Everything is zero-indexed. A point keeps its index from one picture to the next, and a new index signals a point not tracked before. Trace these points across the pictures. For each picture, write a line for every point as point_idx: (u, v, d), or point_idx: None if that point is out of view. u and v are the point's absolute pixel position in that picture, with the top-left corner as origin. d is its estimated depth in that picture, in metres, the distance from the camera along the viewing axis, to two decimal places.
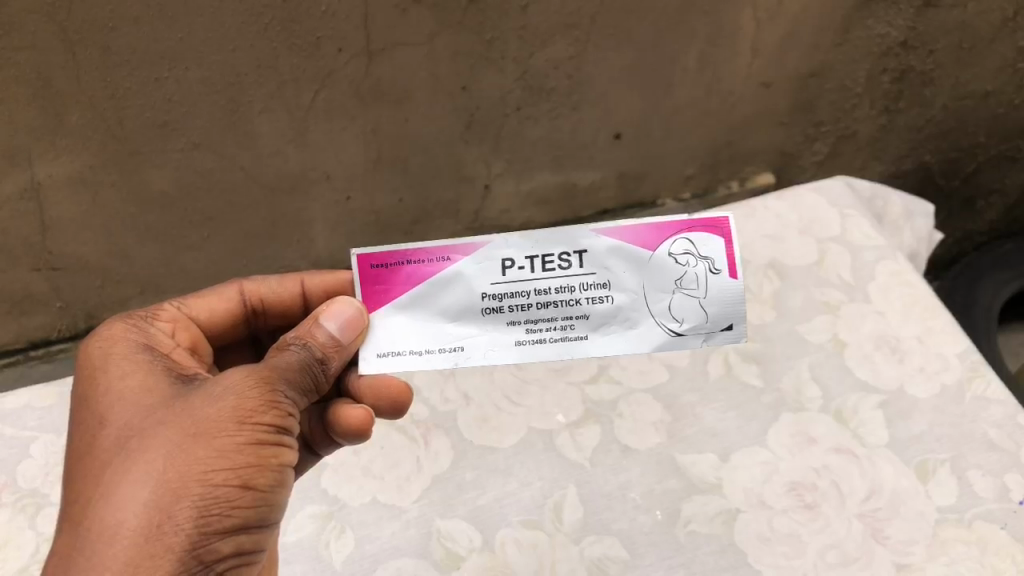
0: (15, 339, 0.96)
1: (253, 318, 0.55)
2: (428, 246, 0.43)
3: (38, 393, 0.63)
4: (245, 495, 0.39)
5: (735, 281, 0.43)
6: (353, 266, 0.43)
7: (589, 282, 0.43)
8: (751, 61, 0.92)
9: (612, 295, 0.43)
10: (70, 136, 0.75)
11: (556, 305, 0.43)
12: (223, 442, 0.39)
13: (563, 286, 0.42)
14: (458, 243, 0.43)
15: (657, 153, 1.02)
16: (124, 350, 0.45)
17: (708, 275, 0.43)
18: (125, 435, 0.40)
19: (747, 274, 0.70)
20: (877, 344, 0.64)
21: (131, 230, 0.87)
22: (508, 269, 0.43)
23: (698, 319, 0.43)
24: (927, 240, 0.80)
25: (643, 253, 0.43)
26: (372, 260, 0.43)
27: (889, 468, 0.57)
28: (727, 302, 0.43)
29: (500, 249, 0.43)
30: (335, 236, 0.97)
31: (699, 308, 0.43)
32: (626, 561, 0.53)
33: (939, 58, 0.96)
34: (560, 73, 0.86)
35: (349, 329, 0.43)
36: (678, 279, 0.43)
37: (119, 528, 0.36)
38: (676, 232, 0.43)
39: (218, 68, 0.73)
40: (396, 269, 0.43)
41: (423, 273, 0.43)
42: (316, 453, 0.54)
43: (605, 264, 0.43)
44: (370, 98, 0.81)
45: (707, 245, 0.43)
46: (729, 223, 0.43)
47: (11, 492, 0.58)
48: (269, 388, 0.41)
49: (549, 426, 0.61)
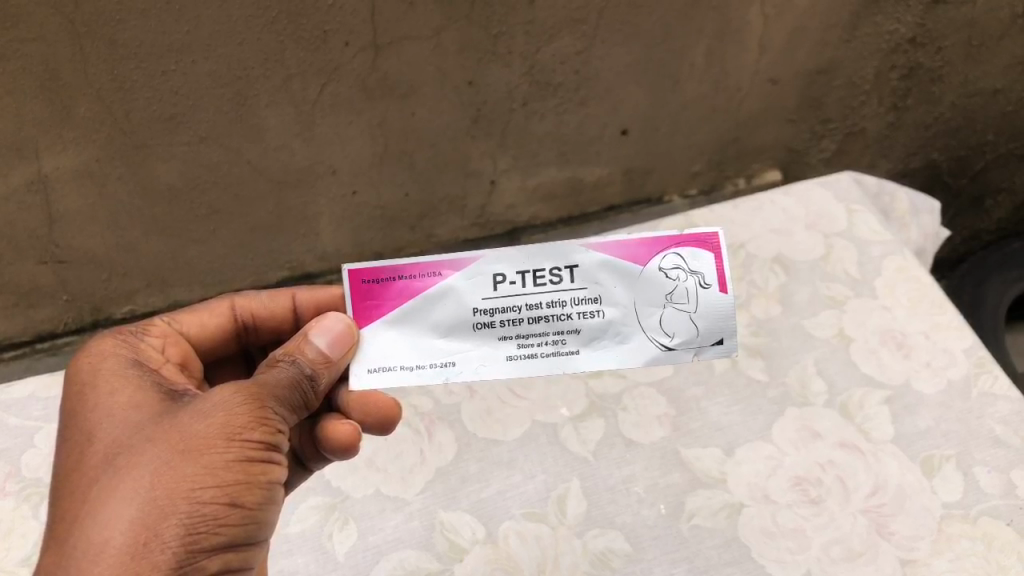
0: (22, 330, 0.97)
1: (244, 334, 0.55)
2: (419, 261, 0.43)
3: (41, 383, 0.63)
4: (233, 513, 0.39)
5: (726, 295, 0.42)
6: (345, 281, 0.43)
7: (580, 297, 0.43)
8: (758, 57, 0.92)
9: (603, 310, 0.43)
10: (76, 129, 0.75)
11: (547, 320, 0.43)
12: (212, 458, 0.39)
13: (555, 301, 0.42)
14: (448, 258, 0.43)
15: (663, 149, 1.02)
16: (113, 364, 0.45)
17: (699, 290, 0.43)
18: (113, 451, 0.40)
19: (753, 268, 0.70)
20: (883, 338, 0.64)
21: (138, 224, 0.87)
22: (500, 284, 0.43)
23: (689, 333, 0.43)
24: (934, 237, 0.79)
25: (634, 267, 0.43)
26: (363, 275, 0.43)
27: (894, 462, 0.57)
28: (718, 316, 0.42)
29: (491, 264, 0.43)
30: (341, 230, 0.97)
31: (690, 323, 0.43)
32: (630, 555, 0.53)
33: (948, 55, 0.95)
34: (567, 68, 0.85)
35: (338, 345, 0.43)
36: (669, 294, 0.43)
37: (104, 546, 0.36)
38: (666, 247, 0.43)
39: (225, 61, 0.73)
40: (388, 284, 0.43)
41: (415, 288, 0.43)
42: (304, 468, 0.53)
43: (595, 278, 0.43)
44: (378, 91, 0.81)
45: (698, 260, 0.43)
46: (718, 238, 0.43)
47: (16, 481, 0.58)
48: (259, 405, 0.41)
49: (553, 419, 0.60)
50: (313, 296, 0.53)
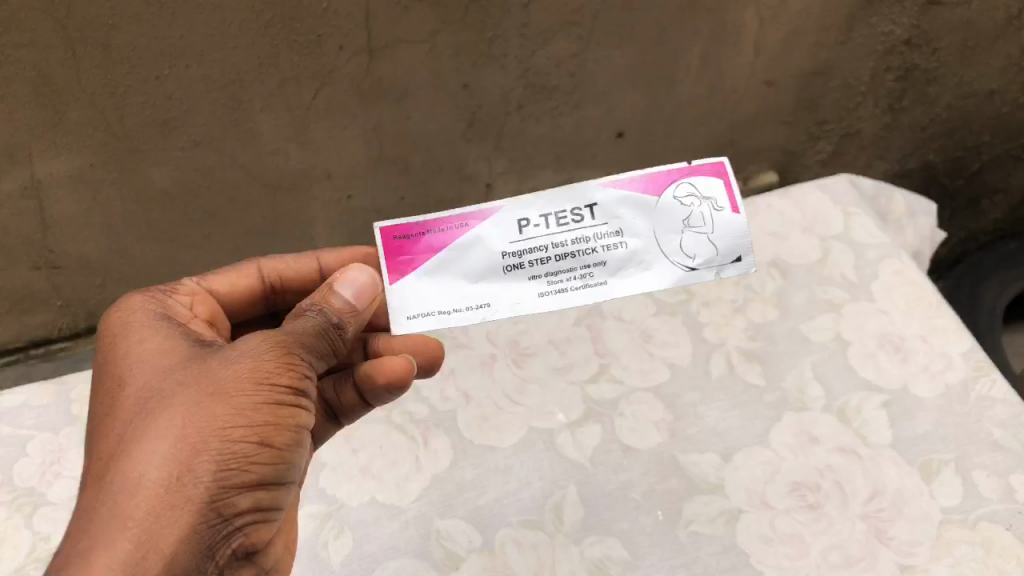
0: (16, 337, 0.96)
1: (272, 295, 0.54)
2: (446, 216, 0.47)
3: (34, 391, 0.61)
4: (260, 452, 0.38)
5: (738, 214, 0.48)
6: (376, 236, 0.46)
7: (602, 232, 0.46)
8: (754, 59, 0.92)
9: (625, 241, 0.47)
10: (68, 134, 0.74)
11: (575, 255, 0.46)
12: (244, 400, 0.39)
13: (580, 238, 0.46)
14: (473, 209, 0.47)
15: (659, 152, 1.01)
16: (142, 313, 0.45)
17: (713, 212, 0.47)
18: (145, 394, 0.40)
19: (750, 272, 0.69)
20: (881, 343, 0.63)
21: (132, 228, 0.87)
22: (525, 227, 0.46)
23: (709, 252, 0.47)
24: (931, 239, 0.79)
25: (650, 199, 0.47)
26: (393, 232, 0.46)
27: (892, 468, 0.57)
28: (733, 232, 0.47)
29: (515, 211, 0.47)
30: (337, 235, 0.97)
31: (709, 242, 0.47)
32: (627, 562, 0.53)
33: (943, 57, 0.95)
34: (562, 70, 0.85)
35: (362, 296, 0.45)
36: (686, 219, 0.47)
37: (139, 481, 0.36)
38: (676, 177, 0.48)
39: (218, 66, 0.72)
40: (416, 239, 0.46)
41: (445, 238, 0.46)
42: (336, 421, 0.52)
43: (615, 213, 0.47)
44: (372, 96, 0.81)
45: (708, 185, 0.48)
46: (723, 167, 0.48)
47: (8, 491, 0.56)
48: (289, 351, 0.41)
49: (549, 425, 0.59)
50: (340, 258, 0.54)
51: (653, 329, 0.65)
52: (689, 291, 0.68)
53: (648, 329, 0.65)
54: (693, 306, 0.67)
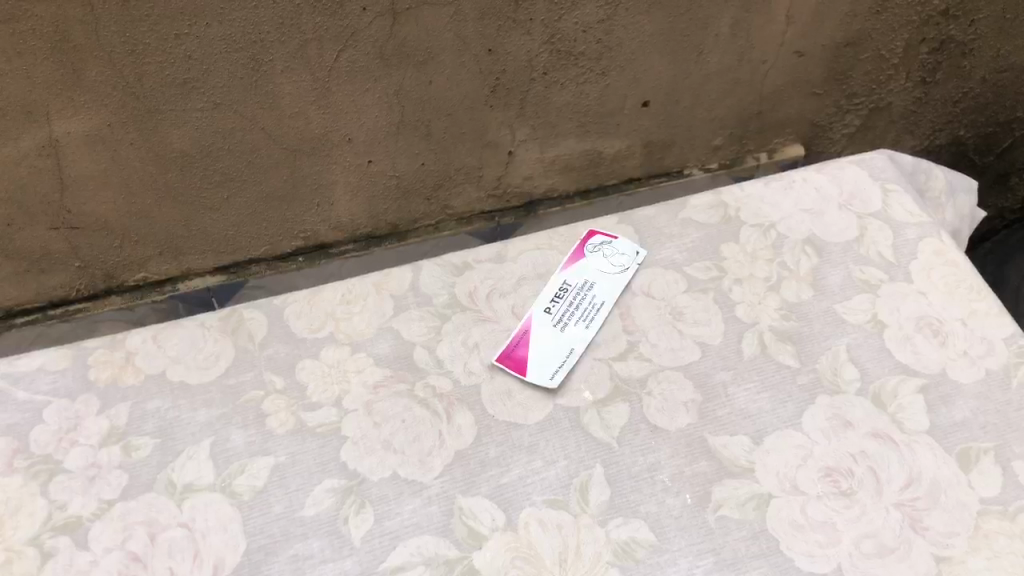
0: (35, 297, 0.96)
1: None
2: (516, 334, 0.62)
3: (52, 355, 0.60)
4: None
5: (619, 237, 0.68)
6: (496, 370, 0.60)
7: (577, 289, 0.64)
8: (786, 28, 0.89)
9: (593, 285, 0.65)
10: (88, 93, 0.73)
11: (580, 302, 0.63)
12: None
13: (568, 291, 0.64)
14: (517, 341, 0.61)
15: (686, 122, 0.99)
16: None
17: (612, 246, 0.67)
18: None
19: (784, 249, 0.67)
20: (919, 325, 0.62)
21: (151, 191, 0.85)
22: (545, 319, 0.63)
23: (630, 261, 0.66)
24: (969, 218, 0.77)
25: (582, 261, 0.66)
26: (507, 364, 0.60)
27: (929, 455, 0.55)
28: (629, 248, 0.67)
29: (544, 318, 0.63)
30: (357, 201, 0.95)
31: (627, 261, 0.66)
32: (654, 545, 0.51)
33: (980, 28, 0.91)
34: (589, 37, 0.83)
35: None
36: (609, 258, 0.66)
37: None
38: (580, 244, 0.68)
39: (240, 25, 0.71)
40: (517, 344, 0.61)
41: (527, 343, 0.61)
42: None
43: (575, 277, 0.65)
44: (395, 59, 0.78)
45: (600, 240, 0.68)
46: (593, 229, 0.69)
47: (24, 457, 0.55)
48: None
49: (576, 402, 0.58)
50: None
51: (683, 306, 0.64)
52: (719, 267, 0.66)
53: (678, 306, 0.64)
54: (725, 282, 0.65)
